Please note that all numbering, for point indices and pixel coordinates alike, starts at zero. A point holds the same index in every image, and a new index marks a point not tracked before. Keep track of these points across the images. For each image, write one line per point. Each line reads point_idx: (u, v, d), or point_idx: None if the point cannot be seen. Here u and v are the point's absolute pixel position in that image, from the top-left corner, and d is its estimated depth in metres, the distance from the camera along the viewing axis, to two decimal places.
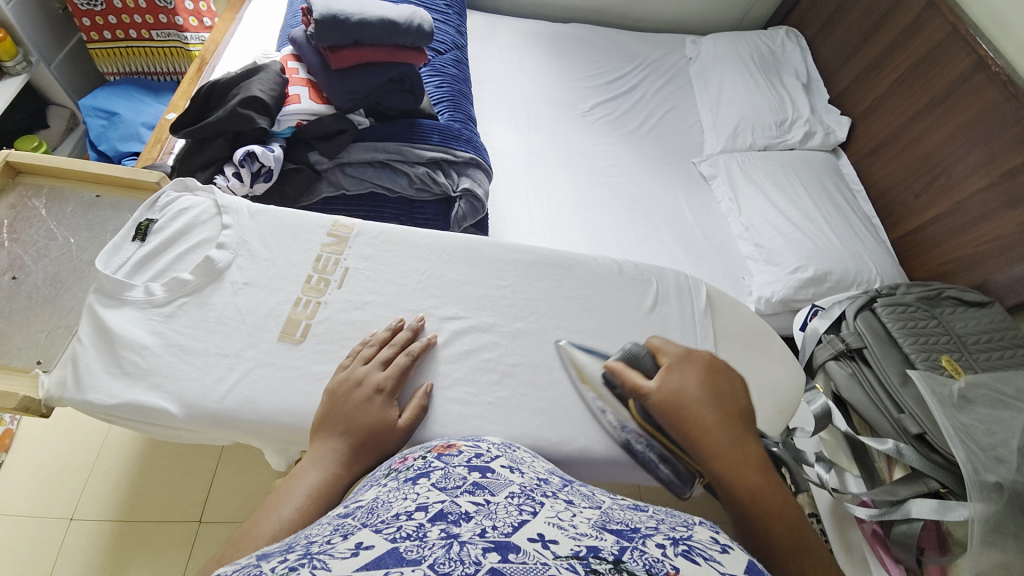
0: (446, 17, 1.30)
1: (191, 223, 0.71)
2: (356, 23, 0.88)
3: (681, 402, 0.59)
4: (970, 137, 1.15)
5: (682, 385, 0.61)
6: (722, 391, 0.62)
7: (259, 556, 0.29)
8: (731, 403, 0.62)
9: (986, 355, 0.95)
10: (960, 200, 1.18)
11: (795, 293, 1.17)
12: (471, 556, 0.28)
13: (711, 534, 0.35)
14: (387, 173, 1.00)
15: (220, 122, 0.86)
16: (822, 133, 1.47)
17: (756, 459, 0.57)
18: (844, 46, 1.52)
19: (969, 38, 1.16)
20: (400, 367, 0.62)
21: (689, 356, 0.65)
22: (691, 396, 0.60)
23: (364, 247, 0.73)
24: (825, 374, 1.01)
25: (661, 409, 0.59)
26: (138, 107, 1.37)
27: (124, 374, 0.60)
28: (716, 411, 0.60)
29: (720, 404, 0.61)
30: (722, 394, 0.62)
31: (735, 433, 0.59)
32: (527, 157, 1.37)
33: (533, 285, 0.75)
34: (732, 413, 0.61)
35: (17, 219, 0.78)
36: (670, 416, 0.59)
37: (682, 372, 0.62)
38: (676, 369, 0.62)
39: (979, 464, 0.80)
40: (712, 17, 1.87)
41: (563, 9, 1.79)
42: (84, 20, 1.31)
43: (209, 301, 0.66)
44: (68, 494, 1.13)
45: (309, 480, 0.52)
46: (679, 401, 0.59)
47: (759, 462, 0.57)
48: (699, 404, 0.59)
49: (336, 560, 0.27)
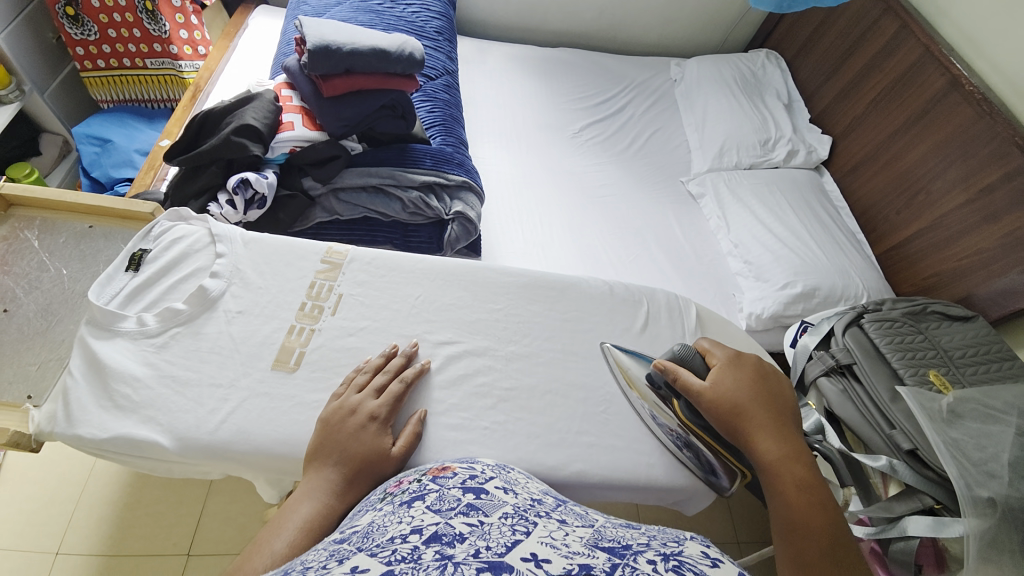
0: (436, 44, 1.33)
1: (185, 252, 0.71)
2: (348, 53, 0.91)
3: (735, 404, 0.63)
4: (948, 154, 1.19)
5: (734, 387, 0.65)
6: (776, 397, 0.66)
7: None
8: (786, 414, 0.66)
9: (973, 368, 0.97)
10: (940, 215, 1.21)
11: (784, 309, 1.18)
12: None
13: (702, 548, 0.36)
14: (381, 199, 1.01)
15: (213, 150, 0.87)
16: (805, 151, 1.52)
17: (809, 475, 0.60)
18: (823, 68, 1.58)
19: (943, 59, 1.21)
20: (394, 394, 0.62)
21: (739, 360, 0.69)
22: (745, 398, 0.64)
23: (358, 273, 0.74)
24: (817, 392, 1.02)
25: (714, 409, 0.63)
26: (131, 134, 1.38)
27: (116, 408, 0.60)
28: (771, 417, 0.63)
29: (773, 410, 0.65)
30: (774, 401, 0.66)
31: (789, 443, 0.62)
32: (519, 179, 1.39)
33: (526, 307, 0.76)
34: (786, 422, 0.64)
35: (8, 252, 0.78)
36: (723, 416, 0.63)
37: (733, 374, 0.66)
38: (727, 371, 0.67)
39: (971, 479, 0.81)
40: (695, 41, 1.94)
41: (551, 34, 1.85)
42: (78, 49, 1.34)
43: (202, 331, 0.66)
44: (54, 528, 1.10)
45: (302, 512, 0.52)
46: (734, 402, 0.63)
47: (811, 479, 0.60)
48: (753, 406, 0.64)
49: None
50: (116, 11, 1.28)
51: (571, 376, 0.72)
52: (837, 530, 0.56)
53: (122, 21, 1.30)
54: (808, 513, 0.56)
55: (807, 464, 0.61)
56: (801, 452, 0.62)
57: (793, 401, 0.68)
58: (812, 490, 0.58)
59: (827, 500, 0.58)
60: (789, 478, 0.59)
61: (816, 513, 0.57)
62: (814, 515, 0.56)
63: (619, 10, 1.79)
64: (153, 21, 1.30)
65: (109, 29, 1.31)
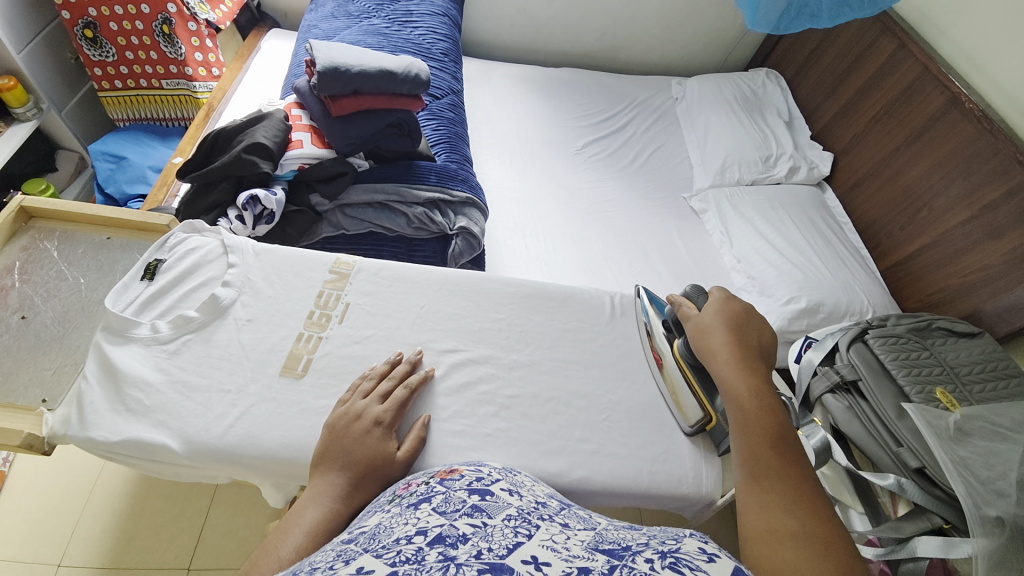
0: (442, 65, 1.37)
1: (198, 263, 0.73)
2: (357, 74, 0.94)
3: (711, 332, 0.68)
4: (949, 172, 1.21)
5: (714, 320, 0.69)
6: (749, 329, 0.69)
7: None
8: (754, 342, 0.68)
9: (979, 386, 0.96)
10: (943, 231, 1.22)
11: (789, 324, 1.18)
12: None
13: (700, 545, 0.37)
14: (386, 214, 1.04)
15: (225, 167, 0.90)
16: (806, 167, 1.54)
17: (763, 387, 0.63)
18: (823, 86, 1.60)
19: (942, 78, 1.23)
20: (398, 400, 0.63)
21: (731, 299, 0.72)
22: (720, 327, 0.68)
23: (365, 283, 0.76)
24: (823, 408, 1.01)
25: (694, 338, 0.69)
26: (146, 151, 1.43)
27: (126, 412, 0.61)
28: (740, 344, 0.67)
29: (744, 339, 0.68)
30: (747, 333, 0.69)
31: (749, 363, 0.65)
32: (522, 194, 1.42)
33: (528, 318, 0.77)
34: (753, 349, 0.67)
35: (28, 261, 0.81)
36: (700, 344, 0.68)
37: (720, 309, 0.70)
38: (715, 307, 0.71)
39: (979, 498, 0.80)
40: (696, 61, 1.98)
41: (554, 55, 1.90)
42: (96, 70, 1.40)
43: (213, 338, 0.67)
44: (57, 539, 1.10)
45: (308, 516, 0.52)
46: (710, 331, 0.68)
47: (764, 390, 0.62)
48: (726, 334, 0.67)
49: None
50: (134, 34, 1.34)
51: (572, 385, 0.73)
52: (786, 434, 0.59)
53: (140, 44, 1.35)
54: (759, 417, 0.60)
55: (762, 380, 0.64)
56: (760, 371, 0.65)
57: (765, 335, 0.70)
58: (766, 398, 0.62)
59: (779, 409, 0.61)
60: (742, 390, 0.62)
61: (767, 419, 0.60)
62: (764, 419, 0.60)
63: (621, 30, 1.84)
64: (170, 44, 1.36)
65: (127, 51, 1.37)
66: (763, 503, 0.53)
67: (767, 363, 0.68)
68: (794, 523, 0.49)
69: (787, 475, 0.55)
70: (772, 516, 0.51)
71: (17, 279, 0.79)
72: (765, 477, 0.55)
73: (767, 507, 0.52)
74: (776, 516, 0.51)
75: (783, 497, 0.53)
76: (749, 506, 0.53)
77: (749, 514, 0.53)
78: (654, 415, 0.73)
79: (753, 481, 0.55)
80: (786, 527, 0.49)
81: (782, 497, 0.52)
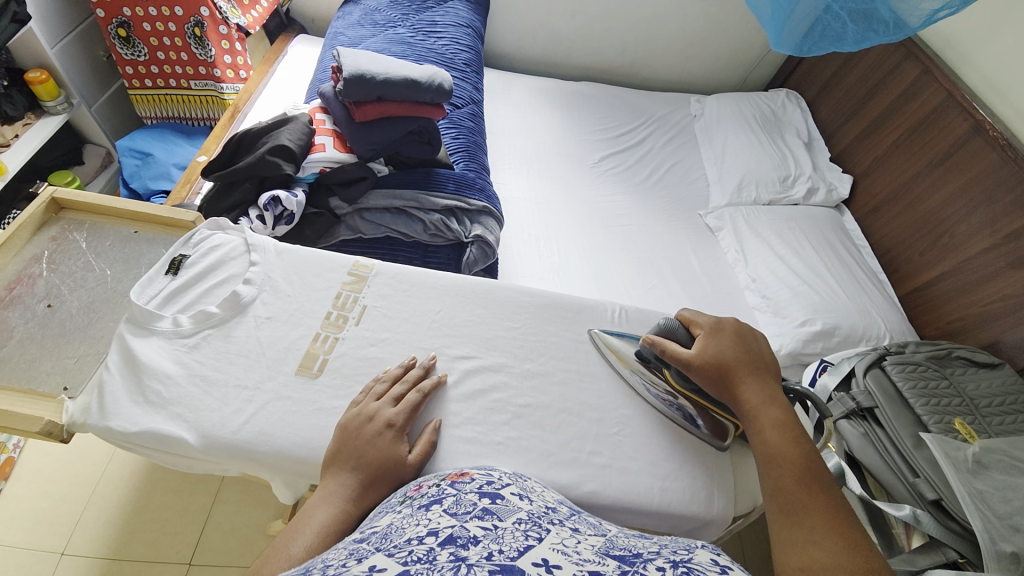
0: (464, 75, 1.39)
1: (221, 258, 0.75)
2: (381, 82, 0.96)
3: (718, 364, 0.67)
4: (972, 199, 1.19)
5: (719, 350, 0.68)
6: (754, 354, 0.69)
7: None
8: (769, 369, 0.69)
9: (1000, 419, 0.93)
10: (964, 259, 1.20)
11: (804, 347, 1.16)
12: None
13: (712, 556, 0.37)
14: (403, 219, 1.05)
15: (249, 167, 0.92)
16: (825, 189, 1.53)
17: (786, 416, 0.63)
18: (844, 108, 1.59)
19: (967, 104, 1.21)
20: (411, 403, 0.63)
21: (723, 324, 0.71)
22: (729, 358, 0.68)
23: (382, 286, 0.76)
24: (837, 434, 0.99)
25: (701, 373, 0.67)
26: (171, 149, 1.46)
27: (145, 403, 0.62)
28: (750, 372, 0.67)
29: (756, 366, 0.68)
30: (758, 357, 0.69)
31: (764, 389, 0.66)
32: (538, 205, 1.43)
33: (542, 327, 0.77)
34: (767, 375, 0.68)
35: (57, 251, 0.83)
36: (708, 377, 0.67)
37: (718, 338, 0.69)
38: (712, 337, 0.70)
39: (995, 533, 0.78)
40: (716, 79, 1.99)
41: (575, 68, 1.92)
42: (128, 68, 1.45)
43: (232, 334, 0.68)
44: (62, 527, 1.12)
45: (319, 517, 0.53)
46: (719, 360, 0.67)
47: (787, 420, 0.63)
48: (735, 365, 0.67)
49: None
50: (166, 35, 1.38)
51: (584, 396, 0.72)
52: (812, 460, 0.59)
53: (172, 45, 1.39)
54: (783, 447, 0.60)
55: (784, 408, 0.64)
56: (780, 398, 0.65)
57: (772, 357, 0.71)
58: (787, 426, 0.62)
59: (802, 435, 0.62)
60: (764, 420, 0.63)
61: (791, 447, 0.60)
62: (788, 448, 0.60)
63: (641, 47, 1.86)
64: (200, 46, 1.40)
65: (159, 51, 1.41)
66: (795, 537, 0.53)
67: (780, 386, 0.68)
68: (827, 557, 0.50)
69: (818, 505, 0.55)
70: (805, 551, 0.51)
71: (45, 269, 0.81)
72: (796, 510, 0.55)
73: (799, 543, 0.52)
74: (809, 551, 0.51)
75: (816, 530, 0.53)
76: (782, 542, 0.54)
77: (782, 550, 0.53)
78: (665, 432, 0.71)
79: (783, 515, 0.56)
80: (820, 561, 0.49)
81: (814, 530, 0.53)
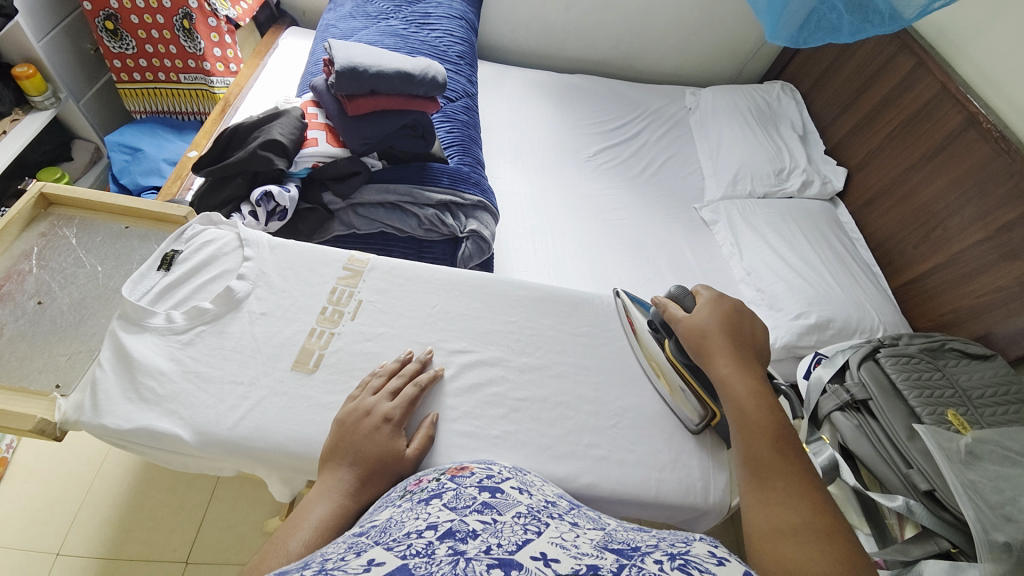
0: (458, 68, 1.38)
1: (214, 255, 0.74)
2: (374, 75, 0.95)
3: (706, 333, 0.69)
4: (964, 191, 1.20)
5: (709, 320, 0.71)
6: (742, 328, 0.71)
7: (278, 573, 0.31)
8: (747, 341, 0.71)
9: (991, 410, 0.95)
10: (957, 251, 1.21)
11: (798, 339, 1.17)
12: (476, 572, 0.29)
13: (710, 548, 0.37)
14: (397, 214, 1.04)
15: (240, 163, 0.91)
16: (819, 182, 1.53)
17: (759, 386, 0.65)
18: (839, 100, 1.59)
19: (960, 97, 1.22)
20: (408, 398, 0.63)
21: (722, 298, 0.73)
22: (715, 328, 0.69)
23: (378, 281, 0.76)
24: (831, 426, 1.00)
25: (689, 341, 0.70)
26: (161, 144, 1.44)
27: (140, 400, 0.62)
28: (735, 344, 0.69)
29: (736, 337, 0.70)
30: (739, 330, 0.71)
31: (744, 362, 0.67)
32: (534, 199, 1.42)
33: (539, 322, 0.77)
34: (745, 347, 0.70)
35: (46, 247, 0.82)
36: (696, 345, 0.69)
37: (712, 309, 0.72)
38: (707, 307, 0.72)
39: (987, 523, 0.79)
40: (711, 71, 1.98)
41: (569, 61, 1.90)
42: (116, 61, 1.42)
43: (226, 330, 0.68)
44: (56, 528, 1.11)
45: (317, 512, 0.53)
46: (704, 331, 0.69)
47: (760, 390, 0.65)
48: (721, 336, 0.69)
49: None
50: (154, 27, 1.35)
51: (582, 390, 0.72)
52: (784, 429, 0.62)
53: (160, 37, 1.37)
54: (758, 415, 0.62)
55: (758, 378, 0.66)
56: (755, 369, 0.67)
57: (756, 331, 0.72)
58: (763, 396, 0.64)
59: (776, 405, 0.64)
60: (739, 389, 0.65)
61: (764, 416, 0.62)
62: (762, 417, 0.62)
63: (636, 39, 1.85)
64: (189, 39, 1.37)
65: (147, 44, 1.39)
66: (766, 502, 0.56)
67: (760, 359, 0.70)
68: (795, 519, 0.53)
69: (787, 471, 0.58)
70: (775, 513, 0.54)
71: (35, 265, 0.80)
72: (767, 475, 0.58)
73: (770, 507, 0.55)
74: (777, 513, 0.54)
75: (787, 495, 0.55)
76: (752, 504, 0.56)
77: (752, 512, 0.56)
78: (662, 424, 0.72)
79: (754, 480, 0.58)
80: (789, 525, 0.52)
81: (785, 495, 0.55)
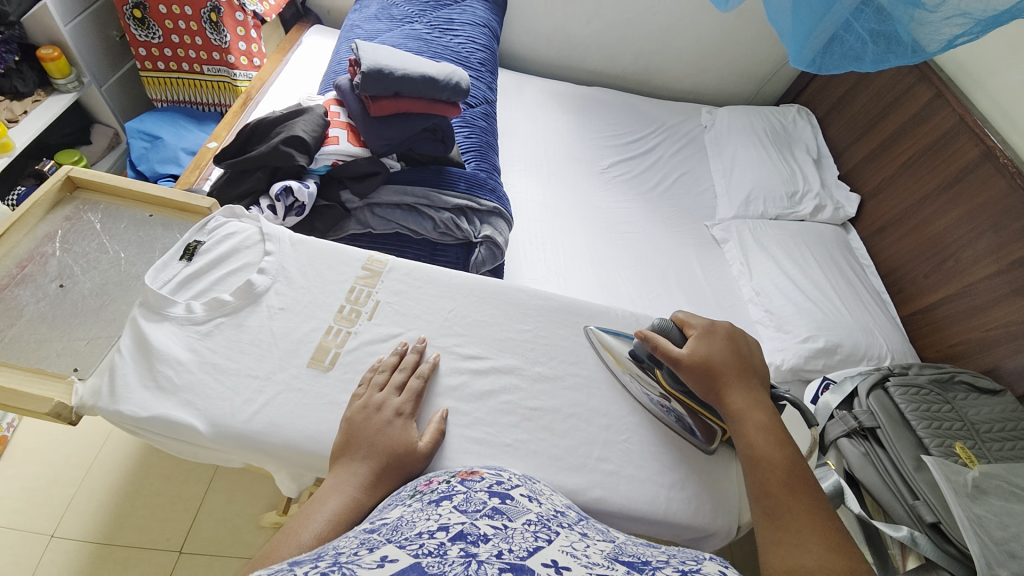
0: (479, 74, 1.39)
1: (234, 247, 0.75)
2: (399, 78, 0.96)
3: (708, 365, 0.68)
4: (978, 224, 1.19)
5: (709, 351, 0.70)
6: (742, 358, 0.71)
7: (291, 563, 0.31)
8: (753, 370, 0.71)
9: (999, 445, 0.93)
10: (968, 283, 1.20)
11: (805, 363, 1.16)
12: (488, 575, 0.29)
13: (720, 568, 0.38)
14: (413, 217, 1.04)
15: (261, 157, 0.92)
16: (832, 207, 1.53)
17: (768, 419, 0.65)
18: (854, 125, 1.60)
19: (977, 130, 1.22)
20: (414, 390, 0.65)
21: (715, 327, 0.73)
22: (718, 359, 0.69)
23: (395, 283, 0.76)
24: (836, 452, 0.99)
25: (690, 374, 0.69)
26: (181, 133, 1.46)
27: (156, 388, 0.62)
28: (738, 374, 0.69)
29: (741, 367, 0.70)
30: (741, 359, 0.71)
31: (749, 393, 0.68)
32: (547, 208, 1.42)
33: (553, 331, 0.77)
34: (751, 376, 0.70)
35: (71, 231, 0.83)
36: (698, 379, 0.68)
37: (708, 340, 0.71)
38: (703, 339, 0.71)
39: (992, 559, 0.79)
40: (729, 91, 1.99)
41: (588, 73, 1.92)
42: (141, 50, 1.44)
43: (245, 323, 0.68)
44: (52, 510, 1.11)
45: (330, 504, 0.53)
46: (706, 363, 0.69)
47: (769, 423, 0.65)
48: (723, 368, 0.69)
49: (363, 569, 0.28)
50: (182, 19, 1.37)
51: (593, 403, 0.72)
52: (796, 464, 0.62)
53: (187, 29, 1.39)
54: (768, 451, 0.62)
55: (766, 410, 0.66)
56: (763, 400, 0.68)
57: (758, 359, 0.73)
58: (770, 430, 0.64)
59: (785, 439, 0.64)
60: (749, 425, 0.65)
61: (775, 451, 0.62)
62: (773, 453, 0.62)
63: (656, 55, 1.86)
64: (215, 31, 1.39)
65: (173, 34, 1.40)
66: (782, 542, 0.55)
67: (766, 389, 0.70)
68: (811, 559, 0.53)
69: (802, 507, 0.58)
70: (792, 556, 0.53)
71: (58, 248, 0.81)
72: (781, 514, 0.58)
73: (787, 548, 0.54)
74: (794, 554, 0.54)
75: (802, 532, 0.55)
76: (769, 547, 0.56)
77: (768, 554, 0.55)
78: (669, 442, 0.71)
79: (768, 519, 0.58)
80: (807, 567, 0.52)
81: (801, 534, 0.55)
